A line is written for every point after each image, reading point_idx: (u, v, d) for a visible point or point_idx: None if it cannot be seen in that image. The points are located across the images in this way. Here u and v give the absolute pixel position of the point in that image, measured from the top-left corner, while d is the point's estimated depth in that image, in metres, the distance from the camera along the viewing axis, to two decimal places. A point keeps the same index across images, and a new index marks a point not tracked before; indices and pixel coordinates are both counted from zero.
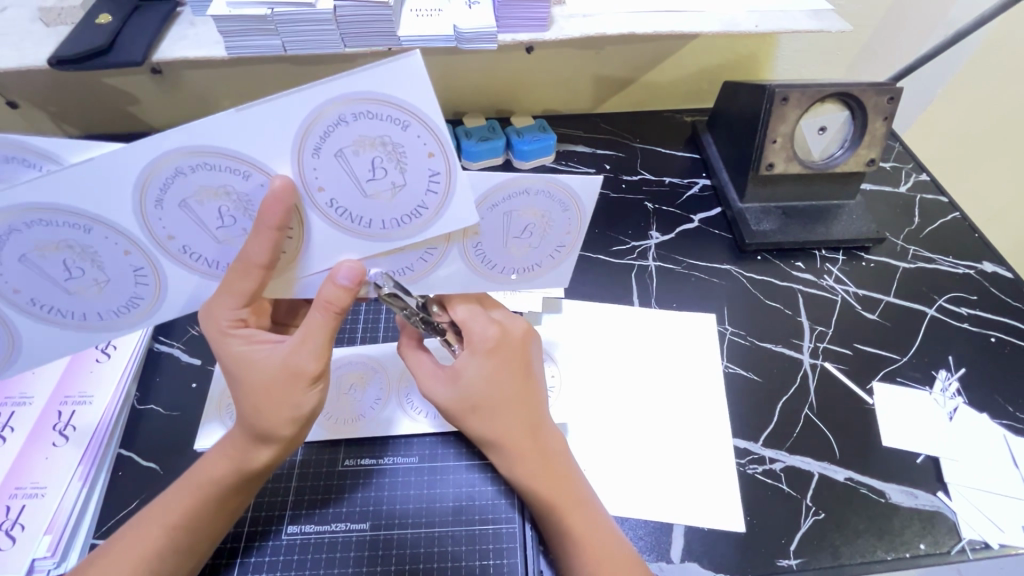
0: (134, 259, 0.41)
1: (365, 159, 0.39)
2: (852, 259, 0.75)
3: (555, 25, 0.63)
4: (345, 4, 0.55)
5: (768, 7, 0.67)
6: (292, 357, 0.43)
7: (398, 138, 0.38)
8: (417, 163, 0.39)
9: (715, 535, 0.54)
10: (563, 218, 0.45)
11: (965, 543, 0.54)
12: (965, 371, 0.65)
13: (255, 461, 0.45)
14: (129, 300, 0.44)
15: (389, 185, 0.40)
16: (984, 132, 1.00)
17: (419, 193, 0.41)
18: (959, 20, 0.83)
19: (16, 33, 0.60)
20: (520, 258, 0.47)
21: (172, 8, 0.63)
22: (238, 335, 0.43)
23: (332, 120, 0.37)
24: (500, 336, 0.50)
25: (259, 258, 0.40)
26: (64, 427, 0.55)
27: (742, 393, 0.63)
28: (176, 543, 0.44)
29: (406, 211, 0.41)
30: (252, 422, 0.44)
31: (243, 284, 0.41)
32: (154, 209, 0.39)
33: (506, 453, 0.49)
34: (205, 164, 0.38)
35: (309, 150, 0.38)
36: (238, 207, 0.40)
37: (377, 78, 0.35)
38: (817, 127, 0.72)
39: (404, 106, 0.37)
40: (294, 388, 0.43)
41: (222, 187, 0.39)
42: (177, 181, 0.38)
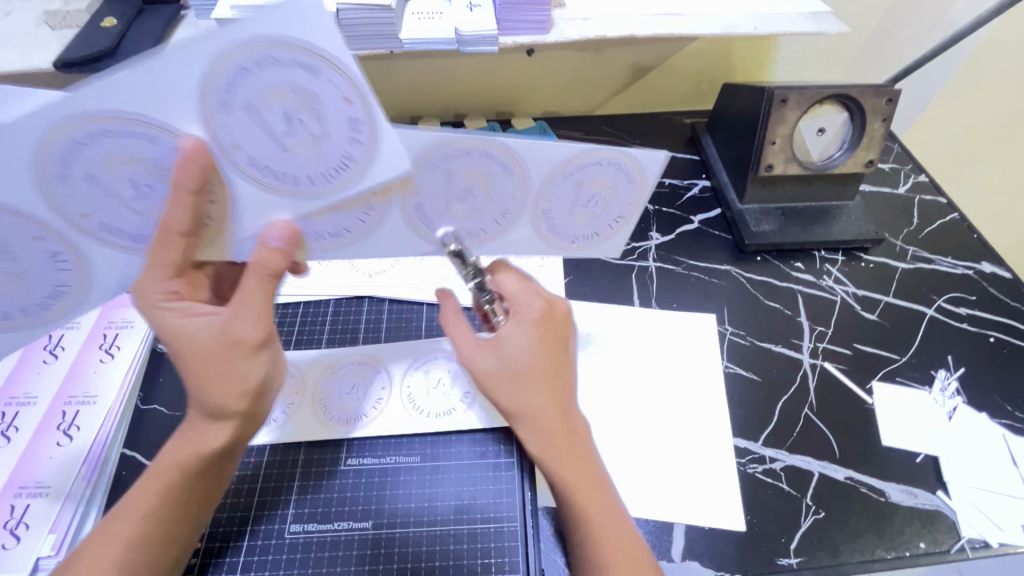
0: (47, 245, 0.41)
1: (277, 111, 0.37)
2: (851, 260, 0.75)
3: (555, 28, 0.64)
4: (348, 7, 0.55)
5: (766, 10, 0.68)
6: (231, 326, 0.43)
7: (305, 85, 0.36)
8: (333, 112, 0.37)
9: (716, 533, 0.54)
10: (628, 189, 0.49)
11: (965, 542, 0.54)
12: (964, 371, 0.65)
13: (211, 438, 0.44)
14: (54, 285, 0.44)
15: (309, 137, 0.38)
16: (982, 133, 1.01)
17: (345, 143, 0.39)
18: (958, 22, 0.83)
19: (21, 36, 0.61)
20: (583, 224, 0.52)
21: (175, 11, 0.64)
22: (172, 308, 0.43)
23: (230, 70, 0.35)
24: (546, 309, 0.50)
25: (178, 225, 0.40)
26: (68, 427, 0.56)
27: (742, 393, 0.63)
28: (147, 530, 0.43)
29: (334, 163, 0.40)
30: (198, 397, 0.43)
31: (166, 254, 0.42)
32: (57, 186, 0.38)
33: (533, 429, 0.47)
34: (106, 131, 0.36)
35: (217, 104, 0.36)
36: (152, 171, 0.39)
37: (266, 22, 0.33)
38: (814, 128, 0.74)
39: (307, 50, 0.34)
40: (236, 356, 0.43)
41: (132, 151, 0.37)
42: (80, 153, 0.37)
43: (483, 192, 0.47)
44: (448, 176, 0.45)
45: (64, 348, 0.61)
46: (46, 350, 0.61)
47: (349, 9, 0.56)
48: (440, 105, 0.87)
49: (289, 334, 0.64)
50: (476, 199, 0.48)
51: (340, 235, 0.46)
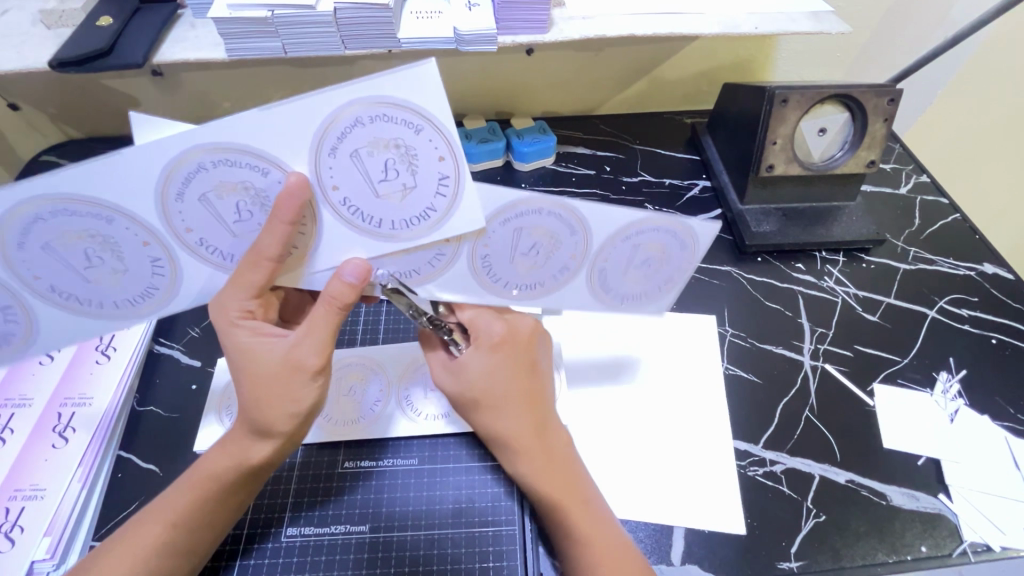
0: (152, 250, 0.42)
1: (379, 160, 0.39)
2: (852, 261, 0.75)
3: (554, 27, 0.63)
4: (345, 6, 0.55)
5: (767, 9, 0.67)
6: (294, 351, 0.43)
7: (413, 141, 0.38)
8: (429, 166, 0.40)
9: (716, 537, 0.53)
10: (679, 255, 0.49)
11: (966, 545, 0.54)
12: (966, 373, 0.65)
13: (255, 455, 0.45)
14: (144, 290, 0.44)
15: (403, 187, 0.40)
16: (984, 133, 1.00)
17: (430, 196, 0.41)
18: (959, 22, 0.83)
19: (17, 35, 0.60)
20: (632, 285, 0.51)
21: (172, 10, 0.64)
22: (244, 326, 0.44)
23: (349, 123, 0.37)
24: (507, 334, 0.50)
25: (269, 252, 0.40)
26: (63, 429, 0.55)
27: (742, 396, 0.63)
28: (175, 538, 0.44)
29: (416, 213, 0.42)
30: (254, 416, 0.44)
31: (253, 276, 0.42)
32: (174, 202, 0.39)
33: (508, 450, 0.48)
34: (227, 160, 0.38)
35: (325, 150, 0.38)
36: (256, 203, 0.40)
37: (396, 82, 0.36)
38: (816, 128, 0.72)
39: (421, 112, 0.37)
40: (294, 381, 0.43)
41: (241, 183, 0.39)
42: (198, 176, 0.38)
43: (547, 253, 0.47)
44: (514, 233, 0.45)
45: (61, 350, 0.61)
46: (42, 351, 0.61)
47: (346, 8, 0.55)
48: None
49: None
50: (542, 256, 0.47)
51: (409, 275, 0.46)
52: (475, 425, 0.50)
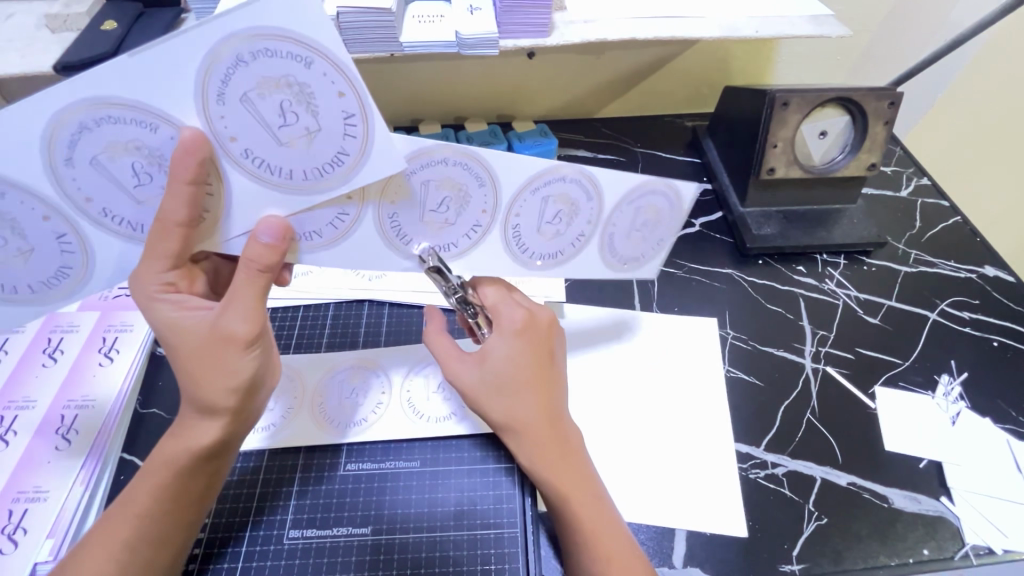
0: (54, 225, 0.40)
1: (273, 103, 0.37)
2: (853, 264, 0.75)
3: (556, 31, 0.63)
4: (348, 11, 0.55)
5: (767, 13, 0.67)
6: (220, 321, 0.41)
7: (304, 76, 0.37)
8: (329, 104, 0.38)
9: (717, 539, 0.53)
10: (675, 214, 0.52)
11: (969, 548, 0.54)
12: (967, 376, 0.65)
13: (201, 437, 0.43)
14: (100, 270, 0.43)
15: (306, 129, 0.39)
16: (984, 136, 1.00)
17: (341, 138, 0.40)
18: (959, 25, 0.83)
19: (21, 39, 0.61)
20: (640, 248, 0.55)
21: (176, 14, 0.64)
22: (166, 300, 0.41)
23: (230, 61, 0.35)
24: (526, 320, 0.50)
25: (175, 217, 0.38)
26: (67, 432, 0.56)
27: (744, 398, 0.63)
28: (143, 533, 0.43)
29: (327, 158, 0.40)
30: (190, 393, 0.42)
31: (165, 246, 0.40)
32: (65, 167, 0.38)
33: (519, 438, 0.48)
34: (109, 116, 0.36)
35: (213, 98, 0.36)
36: (151, 160, 0.38)
37: (273, 11, 0.34)
38: (817, 131, 0.72)
39: (304, 41, 0.35)
40: (223, 351, 0.41)
41: (131, 140, 0.37)
42: (83, 137, 0.37)
43: (567, 218, 0.51)
44: (544, 201, 0.49)
45: (64, 351, 0.61)
46: (46, 354, 0.61)
47: (349, 12, 0.56)
48: (440, 108, 0.87)
49: (288, 338, 0.64)
50: (563, 224, 0.51)
51: (446, 249, 0.50)
52: (482, 413, 0.49)
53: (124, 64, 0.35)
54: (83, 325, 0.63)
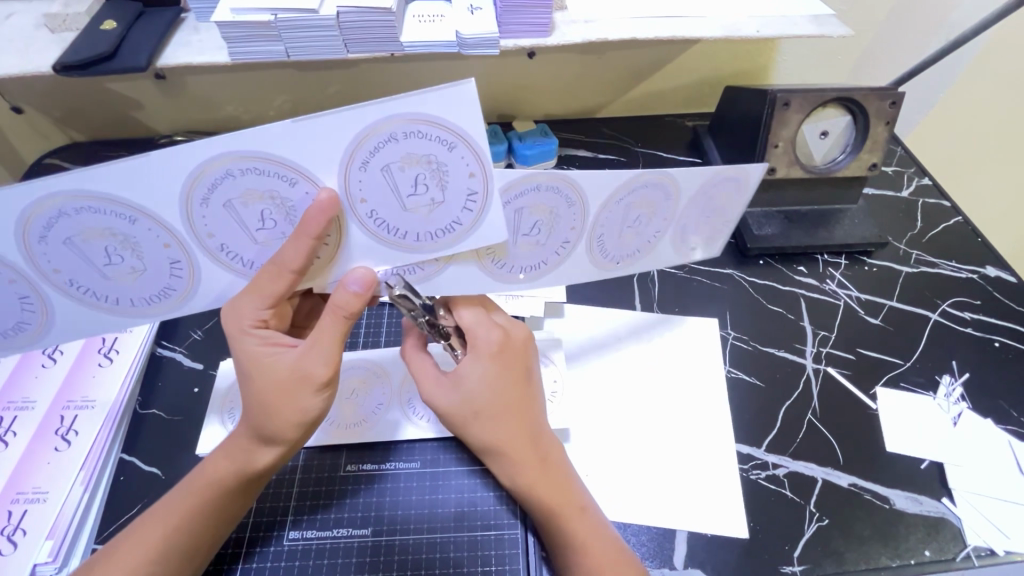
0: (172, 253, 0.43)
1: (408, 175, 0.40)
2: (854, 264, 0.75)
3: (556, 30, 0.63)
4: (348, 10, 0.55)
5: (769, 13, 0.67)
6: (304, 363, 0.44)
7: (445, 157, 0.40)
8: (458, 181, 0.41)
9: (718, 540, 0.53)
10: (741, 198, 0.52)
11: (970, 549, 0.54)
12: (968, 376, 0.65)
13: (259, 463, 0.46)
14: (165, 291, 0.45)
15: (428, 201, 0.42)
16: (985, 135, 1.00)
17: (458, 210, 0.43)
18: (960, 24, 0.83)
19: (20, 39, 0.61)
20: (706, 232, 0.54)
21: (176, 14, 0.64)
22: (256, 335, 0.45)
23: (382, 137, 0.38)
24: (503, 341, 0.50)
25: (292, 264, 0.42)
26: (66, 432, 0.55)
27: (745, 399, 0.62)
28: (174, 546, 0.44)
29: (440, 226, 0.43)
30: (259, 423, 0.45)
31: (273, 286, 0.43)
32: (199, 207, 0.40)
33: (503, 459, 0.48)
34: (256, 169, 0.39)
35: (357, 164, 0.39)
36: (281, 210, 0.41)
37: (435, 101, 0.37)
38: (818, 132, 0.72)
39: (454, 129, 0.38)
40: (303, 392, 0.44)
41: (268, 192, 0.40)
42: (227, 183, 0.39)
43: (647, 219, 0.50)
44: (626, 208, 0.48)
45: (63, 352, 0.61)
46: (45, 354, 0.61)
47: (349, 12, 0.55)
48: None
49: None
50: (643, 225, 0.50)
51: (536, 268, 0.50)
52: (466, 438, 0.50)
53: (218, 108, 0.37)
54: None
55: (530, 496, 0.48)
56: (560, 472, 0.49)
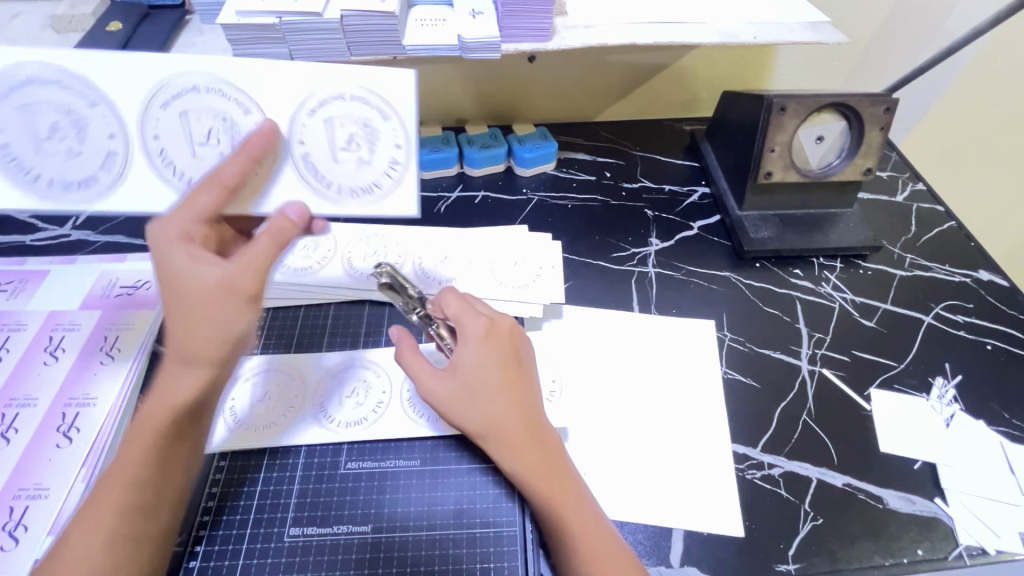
0: (112, 145, 0.50)
1: (343, 135, 0.51)
2: (849, 267, 0.76)
3: (556, 35, 0.64)
4: (352, 14, 0.56)
5: (765, 19, 0.68)
6: (228, 273, 0.43)
7: (378, 123, 0.51)
8: (383, 149, 0.52)
9: (714, 538, 0.54)
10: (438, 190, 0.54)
11: (963, 548, 0.54)
12: (962, 378, 0.66)
13: (181, 388, 0.43)
14: (88, 177, 0.51)
15: (356, 157, 0.52)
16: (980, 141, 1.01)
17: (398, 132, 0.52)
18: (955, 32, 0.84)
19: (26, 39, 0.61)
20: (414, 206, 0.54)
21: (181, 16, 0.65)
22: (179, 245, 0.43)
23: (331, 99, 0.50)
24: (490, 327, 0.52)
25: (227, 178, 0.46)
26: (68, 429, 0.56)
27: (741, 399, 0.63)
28: (140, 485, 0.42)
29: (361, 186, 0.53)
30: (181, 343, 0.42)
31: (205, 198, 0.45)
32: (158, 109, 0.50)
33: (497, 442, 0.49)
34: (216, 94, 0.49)
35: (305, 110, 0.50)
36: (226, 133, 0.50)
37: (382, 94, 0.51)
38: (814, 136, 0.73)
39: (389, 102, 0.51)
40: (224, 304, 0.42)
41: (219, 115, 0.50)
42: (188, 100, 0.50)
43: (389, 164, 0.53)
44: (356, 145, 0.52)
45: (65, 350, 0.61)
46: (47, 352, 0.61)
47: (352, 15, 0.56)
48: (441, 110, 0.87)
49: (291, 337, 0.64)
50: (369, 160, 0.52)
51: (367, 191, 0.53)
52: (460, 425, 0.50)
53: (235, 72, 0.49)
54: (84, 324, 0.64)
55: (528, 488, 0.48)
56: (560, 464, 0.49)
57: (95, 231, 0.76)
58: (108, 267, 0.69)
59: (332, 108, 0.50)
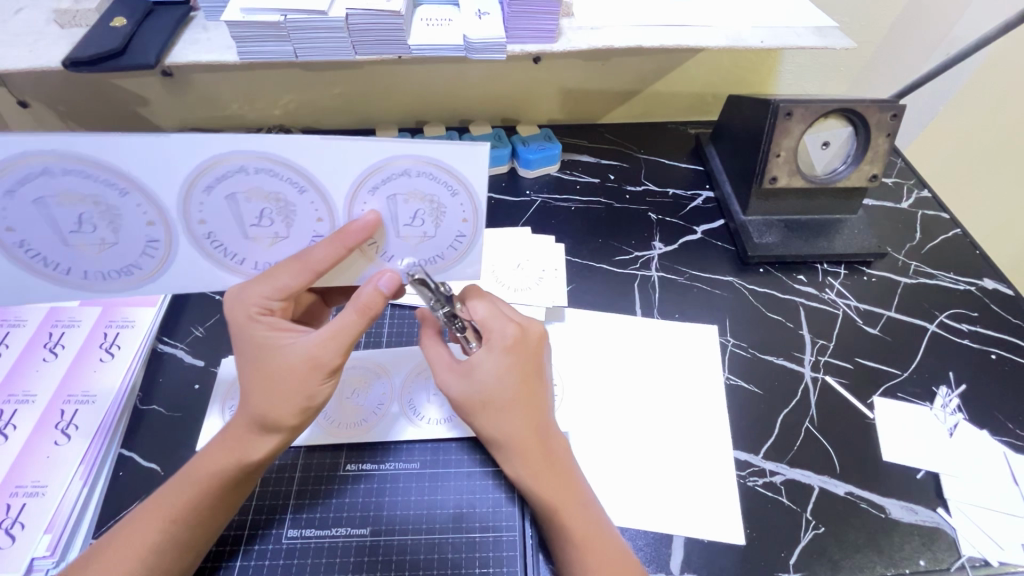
0: (153, 231, 0.45)
1: (410, 208, 0.45)
2: (853, 274, 0.75)
3: (563, 37, 0.64)
4: (357, 13, 0.56)
5: (773, 24, 0.68)
6: (310, 350, 0.45)
7: (446, 201, 0.45)
8: (451, 223, 0.47)
9: (715, 546, 0.54)
10: (454, 203, 0.45)
11: (965, 560, 0.54)
12: (966, 388, 0.65)
13: (254, 453, 0.46)
14: (127, 266, 0.47)
15: (422, 232, 0.47)
16: (985, 148, 1.01)
17: (465, 209, 0.46)
18: (962, 39, 0.84)
19: (29, 34, 0.61)
20: (431, 243, 0.48)
21: (186, 12, 0.64)
22: (263, 321, 0.46)
23: (397, 170, 0.43)
24: (519, 336, 0.49)
25: (317, 264, 0.44)
26: (66, 427, 0.55)
27: (743, 406, 0.63)
28: (175, 535, 0.44)
29: (426, 256, 0.49)
30: (260, 413, 0.45)
31: (289, 280, 0.45)
32: (202, 193, 0.44)
33: (509, 450, 0.48)
34: (270, 170, 0.43)
35: (367, 187, 0.44)
36: (282, 213, 0.45)
37: (455, 156, 0.43)
38: (820, 142, 0.72)
39: (460, 179, 0.44)
40: (307, 379, 0.45)
41: (275, 193, 0.44)
42: (236, 176, 0.43)
43: (432, 218, 0.46)
44: (393, 202, 0.45)
45: (64, 346, 0.61)
46: (46, 348, 0.61)
47: (358, 13, 0.56)
48: (445, 110, 0.87)
49: None
50: (427, 224, 0.47)
51: (432, 261, 0.49)
52: (473, 426, 0.50)
53: (281, 136, 0.41)
54: (84, 320, 0.63)
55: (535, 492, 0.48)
56: (567, 471, 0.49)
57: None
58: None
59: (397, 182, 0.44)
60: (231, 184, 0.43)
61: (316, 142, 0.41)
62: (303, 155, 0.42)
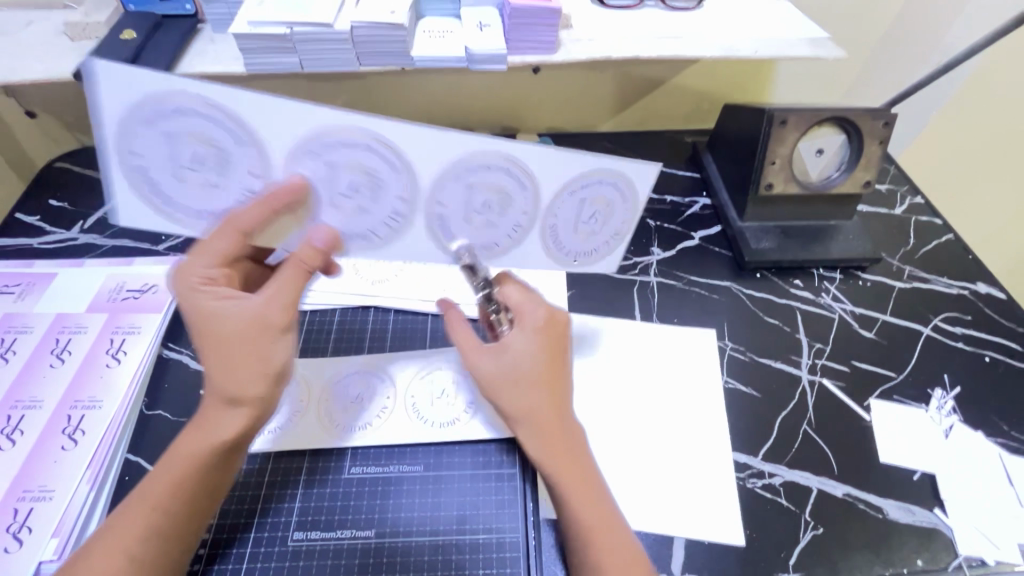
0: (398, 206, 0.51)
1: (588, 211, 0.54)
2: (849, 279, 0.76)
3: (562, 48, 0.65)
4: (362, 25, 0.57)
5: (766, 35, 0.70)
6: (259, 308, 0.46)
7: (619, 208, 0.55)
8: (615, 226, 0.56)
9: (715, 547, 0.54)
10: (624, 211, 0.55)
11: (962, 559, 0.55)
12: (961, 391, 0.66)
13: (226, 430, 0.46)
14: (366, 232, 0.52)
15: (591, 231, 0.56)
16: (977, 156, 1.02)
17: (632, 218, 0.56)
18: (951, 49, 0.86)
19: (40, 46, 0.62)
20: (587, 241, 0.57)
21: (193, 25, 0.66)
22: (205, 290, 0.47)
23: (590, 180, 0.52)
24: (549, 320, 0.52)
25: (241, 225, 0.47)
26: (73, 431, 0.56)
27: (741, 409, 0.64)
28: (161, 526, 0.44)
29: (586, 249, 0.58)
30: (223, 384, 0.46)
31: (219, 243, 0.47)
32: (449, 181, 0.50)
33: (532, 433, 0.49)
34: (504, 164, 0.50)
35: (566, 190, 0.52)
36: (500, 203, 0.52)
37: (640, 174, 0.52)
38: (814, 149, 0.75)
39: (635, 195, 0.54)
40: (262, 338, 0.46)
41: (498, 185, 0.51)
42: (476, 171, 0.50)
43: (603, 220, 0.55)
44: (578, 204, 0.54)
45: (71, 352, 0.62)
46: (53, 354, 0.61)
47: (362, 26, 0.57)
48: (446, 120, 0.89)
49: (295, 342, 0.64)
50: (597, 224, 0.56)
51: (587, 255, 0.59)
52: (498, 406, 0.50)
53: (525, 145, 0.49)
54: (91, 326, 0.64)
55: (551, 480, 0.48)
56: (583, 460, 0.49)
57: (103, 234, 0.76)
58: (115, 270, 0.70)
59: (584, 188, 0.53)
60: (473, 177, 0.51)
61: (549, 152, 0.50)
62: (533, 157, 0.50)
